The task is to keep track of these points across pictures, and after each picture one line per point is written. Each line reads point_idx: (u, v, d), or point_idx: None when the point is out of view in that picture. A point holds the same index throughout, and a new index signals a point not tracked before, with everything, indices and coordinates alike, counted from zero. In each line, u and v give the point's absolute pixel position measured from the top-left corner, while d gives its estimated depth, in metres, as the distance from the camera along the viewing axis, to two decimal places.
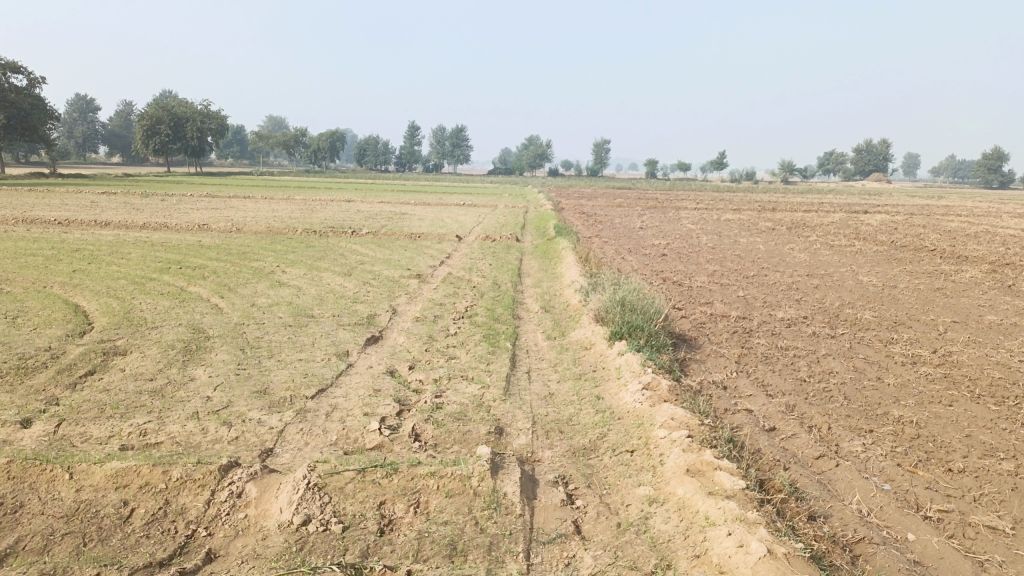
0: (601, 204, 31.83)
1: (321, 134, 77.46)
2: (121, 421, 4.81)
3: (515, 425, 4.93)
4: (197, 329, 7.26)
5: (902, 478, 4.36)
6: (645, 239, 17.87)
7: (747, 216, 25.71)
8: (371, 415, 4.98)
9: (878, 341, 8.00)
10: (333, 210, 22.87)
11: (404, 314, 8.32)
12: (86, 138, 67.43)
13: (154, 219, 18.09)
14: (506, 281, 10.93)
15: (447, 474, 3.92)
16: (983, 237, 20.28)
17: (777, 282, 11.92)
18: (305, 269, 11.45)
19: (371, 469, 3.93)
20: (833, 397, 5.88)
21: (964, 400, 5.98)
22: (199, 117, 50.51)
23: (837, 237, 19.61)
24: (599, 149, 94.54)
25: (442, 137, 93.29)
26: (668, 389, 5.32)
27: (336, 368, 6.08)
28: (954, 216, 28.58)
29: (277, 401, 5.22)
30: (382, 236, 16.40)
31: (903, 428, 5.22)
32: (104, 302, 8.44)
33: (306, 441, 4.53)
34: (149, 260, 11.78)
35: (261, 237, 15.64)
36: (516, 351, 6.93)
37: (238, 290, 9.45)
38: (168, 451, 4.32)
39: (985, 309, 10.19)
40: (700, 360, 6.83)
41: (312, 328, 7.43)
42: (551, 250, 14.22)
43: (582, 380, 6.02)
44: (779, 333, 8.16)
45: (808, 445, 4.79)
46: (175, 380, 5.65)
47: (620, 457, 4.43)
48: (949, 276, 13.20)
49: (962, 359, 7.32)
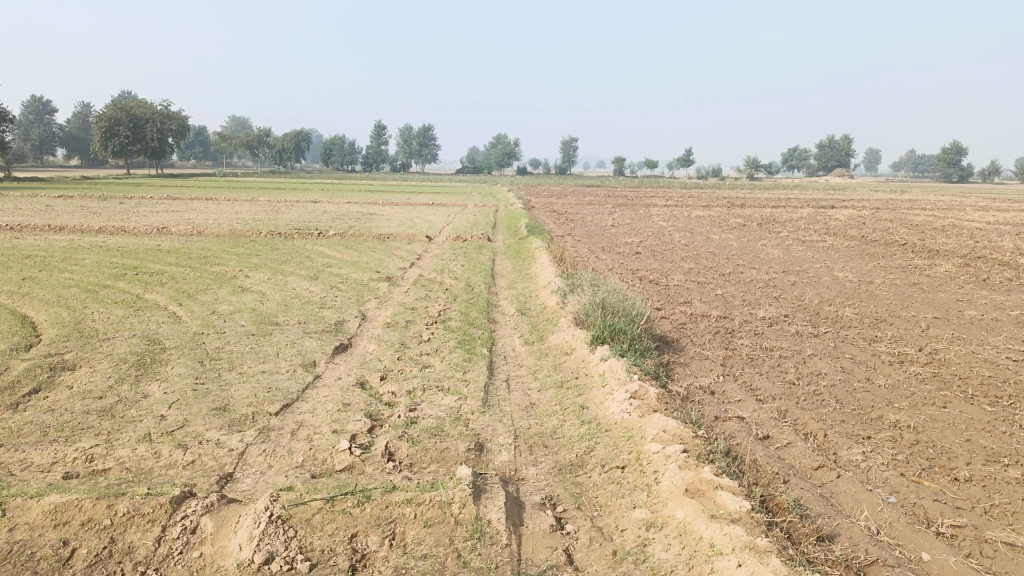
0: (571, 202, 31.62)
1: (285, 135, 76.28)
2: (65, 445, 4.39)
3: (497, 440, 4.60)
4: (153, 340, 6.82)
5: (907, 489, 4.11)
6: (618, 237, 17.66)
7: (716, 213, 25.67)
8: (341, 432, 4.62)
9: (862, 339, 7.81)
10: (297, 211, 22.34)
11: (374, 320, 7.93)
12: (41, 139, 65.70)
13: (110, 222, 17.46)
14: (479, 283, 10.60)
15: (425, 501, 3.57)
16: (950, 231, 20.39)
17: (754, 279, 11.74)
18: (270, 273, 11.00)
19: (341, 497, 3.56)
20: (826, 400, 5.64)
21: (958, 401, 5.78)
22: (158, 117, 49.35)
23: (809, 233, 19.54)
24: (567, 147, 94.34)
25: (410, 136, 92.77)
26: (657, 398, 5.03)
27: (303, 380, 5.69)
28: (919, 211, 28.80)
29: (238, 419, 4.83)
30: (349, 237, 15.95)
31: (902, 433, 4.99)
32: (53, 312, 7.94)
33: (270, 464, 4.17)
34: (104, 266, 11.24)
35: (224, 240, 15.12)
36: (493, 357, 6.61)
37: (198, 296, 9.00)
38: (116, 481, 3.92)
39: (964, 304, 10.09)
40: (684, 363, 6.57)
41: (276, 337, 7.03)
42: (524, 250, 13.92)
43: (564, 389, 5.72)
44: (762, 333, 7.93)
45: (805, 455, 4.54)
46: (126, 398, 5.22)
47: (611, 475, 4.13)
48: (924, 271, 13.13)
49: (949, 357, 7.15)
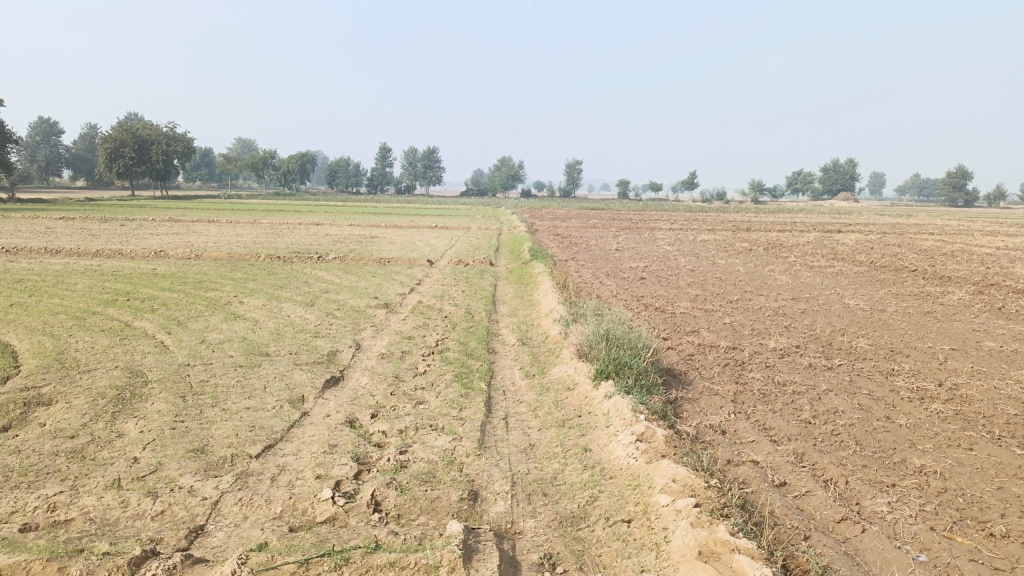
0: (575, 225, 31.46)
1: (290, 157, 76.48)
2: (26, 492, 4.07)
3: (493, 487, 4.27)
4: (135, 372, 6.51)
5: (939, 547, 3.76)
6: (622, 262, 17.39)
7: (722, 237, 25.43)
8: (324, 478, 4.30)
9: (878, 373, 7.46)
10: (299, 234, 22.12)
11: (369, 350, 7.61)
12: (48, 162, 65.92)
13: (108, 246, 17.22)
14: (479, 310, 10.30)
15: (410, 565, 3.23)
16: (959, 256, 20.10)
17: (763, 307, 11.42)
18: (265, 299, 10.72)
19: (318, 560, 3.23)
20: (844, 442, 5.29)
21: (984, 443, 5.43)
22: (165, 139, 49.38)
23: (816, 258, 19.23)
24: (571, 170, 94.26)
25: (415, 159, 93.19)
26: (665, 441, 4.69)
27: (288, 418, 5.37)
28: (927, 235, 28.63)
29: (215, 462, 4.51)
30: (349, 261, 15.70)
31: (928, 480, 4.64)
32: (36, 341, 7.65)
33: (246, 515, 3.85)
34: (95, 291, 10.96)
35: (222, 263, 14.88)
36: (492, 392, 6.28)
37: (189, 324, 8.71)
38: (76, 535, 3.60)
39: (980, 334, 9.75)
40: (692, 399, 6.23)
41: (265, 369, 6.72)
42: (527, 275, 13.65)
43: (566, 428, 5.39)
44: (774, 365, 7.59)
45: (826, 505, 4.20)
46: (99, 438, 4.90)
47: (616, 529, 3.80)
48: (937, 298, 12.80)
49: (972, 393, 6.79)
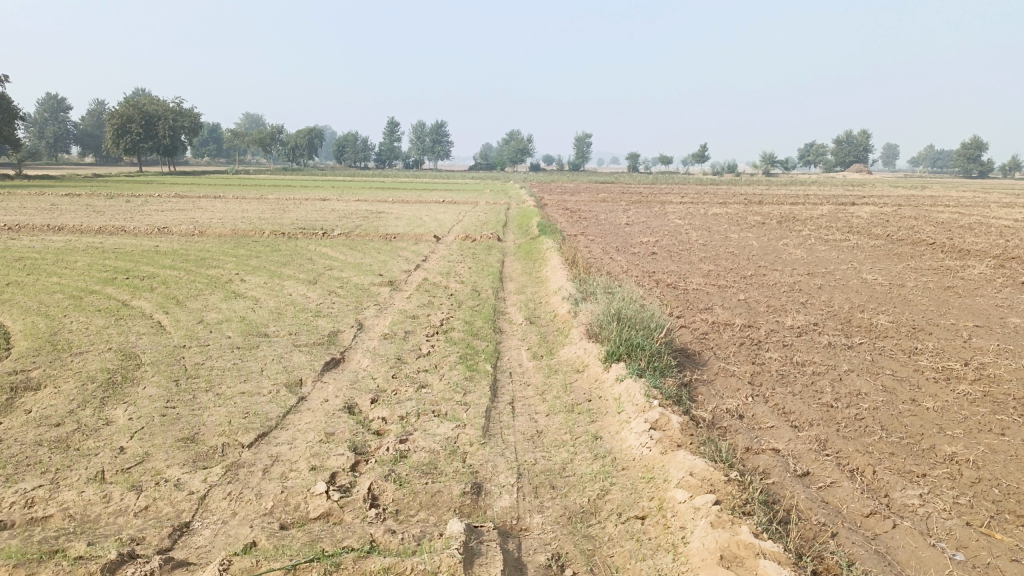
0: (585, 199, 31.08)
1: (297, 131, 75.89)
2: (3, 486, 3.84)
3: (497, 480, 4.01)
4: (128, 355, 6.28)
5: (977, 545, 3.49)
6: (633, 236, 17.05)
7: (734, 210, 24.96)
8: (319, 470, 4.06)
9: (901, 352, 7.15)
10: (305, 209, 21.82)
11: (371, 330, 7.36)
12: (56, 138, 65.64)
13: (112, 222, 16.98)
14: (486, 287, 10.02)
15: (405, 571, 2.98)
16: (977, 228, 19.62)
17: (778, 282, 11.09)
18: (267, 277, 10.47)
19: (306, 565, 2.99)
20: (870, 427, 5.01)
21: (1017, 427, 5.13)
22: (172, 115, 48.90)
23: (830, 231, 18.81)
24: (580, 143, 93.11)
25: (423, 133, 92.45)
26: (681, 429, 4.42)
27: (284, 403, 5.13)
28: (943, 207, 28.16)
29: (205, 453, 4.27)
30: (355, 237, 15.43)
31: (961, 469, 4.35)
32: (29, 322, 7.43)
33: (234, 510, 3.62)
34: (95, 269, 10.73)
35: (225, 240, 14.64)
36: (497, 374, 6.02)
37: (187, 304, 8.48)
38: (52, 534, 3.37)
39: (1004, 310, 9.41)
40: (707, 381, 5.96)
41: (263, 351, 6.48)
42: (535, 251, 13.33)
43: (576, 414, 5.12)
44: (791, 345, 7.28)
45: (853, 498, 3.93)
46: (86, 425, 4.67)
47: (629, 527, 3.54)
48: (956, 272, 12.42)
49: (999, 373, 6.47)
